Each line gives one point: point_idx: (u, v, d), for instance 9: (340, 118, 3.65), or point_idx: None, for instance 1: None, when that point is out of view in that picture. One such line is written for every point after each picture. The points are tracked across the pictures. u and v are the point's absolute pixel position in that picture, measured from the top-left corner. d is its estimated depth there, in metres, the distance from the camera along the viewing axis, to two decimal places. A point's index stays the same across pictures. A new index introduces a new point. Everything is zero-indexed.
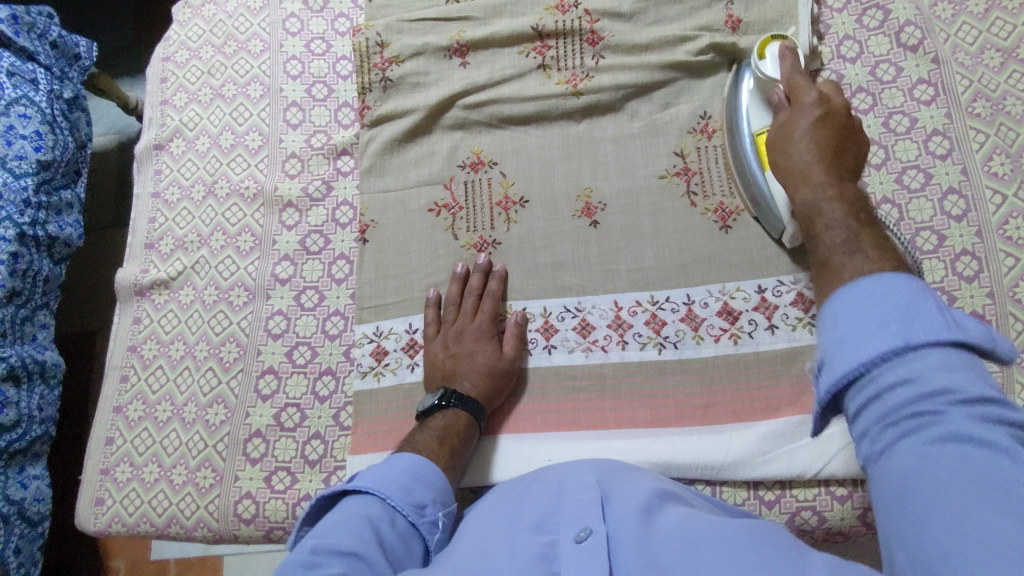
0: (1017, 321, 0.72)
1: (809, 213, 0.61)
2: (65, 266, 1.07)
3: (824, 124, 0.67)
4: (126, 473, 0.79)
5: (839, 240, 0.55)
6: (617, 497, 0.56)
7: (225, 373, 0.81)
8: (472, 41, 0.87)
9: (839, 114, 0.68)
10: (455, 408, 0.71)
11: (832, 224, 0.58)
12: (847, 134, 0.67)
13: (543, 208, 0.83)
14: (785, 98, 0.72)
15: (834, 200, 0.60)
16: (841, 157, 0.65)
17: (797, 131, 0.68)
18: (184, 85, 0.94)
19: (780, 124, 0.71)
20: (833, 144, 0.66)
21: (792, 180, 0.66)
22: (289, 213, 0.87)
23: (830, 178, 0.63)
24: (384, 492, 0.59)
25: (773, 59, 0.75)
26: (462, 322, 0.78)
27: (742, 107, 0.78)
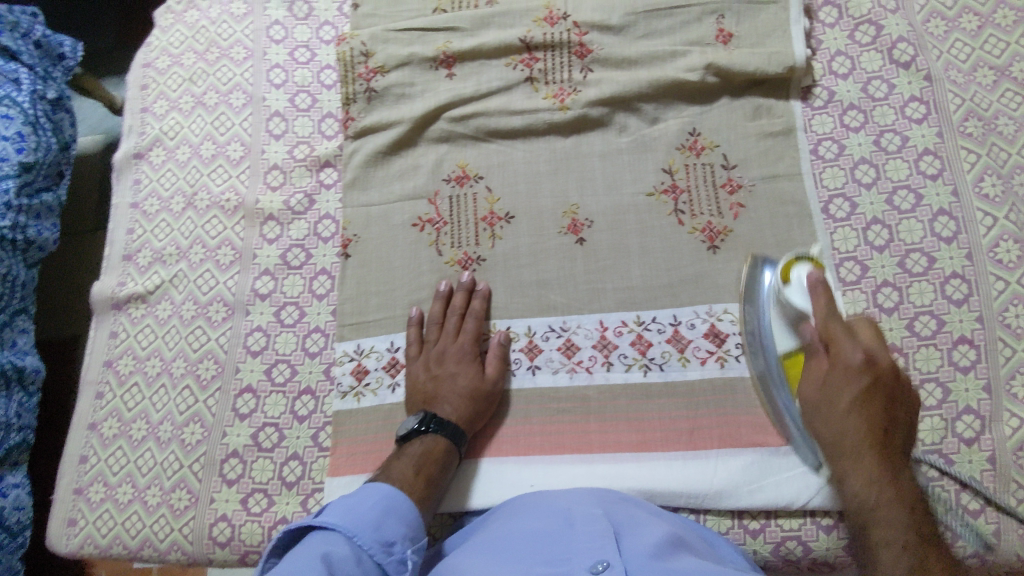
0: (1006, 347, 0.71)
1: (864, 517, 0.60)
2: (36, 271, 1.04)
3: (870, 397, 0.62)
4: (99, 493, 0.78)
5: (902, 567, 0.55)
6: (631, 531, 0.58)
7: (202, 391, 0.80)
8: (459, 53, 0.85)
9: (886, 379, 0.62)
10: (435, 433, 0.70)
11: (891, 542, 0.57)
12: (895, 402, 0.62)
13: (529, 224, 0.81)
14: (821, 343, 0.66)
15: (886, 504, 0.59)
16: (892, 440, 0.62)
17: (840, 404, 0.63)
18: (165, 92, 0.92)
19: (822, 381, 0.65)
20: (882, 420, 0.62)
21: (838, 461, 0.63)
22: (270, 226, 0.85)
23: (885, 471, 0.60)
24: (350, 529, 0.57)
25: (799, 285, 0.69)
26: (444, 343, 0.77)
27: (768, 324, 0.73)
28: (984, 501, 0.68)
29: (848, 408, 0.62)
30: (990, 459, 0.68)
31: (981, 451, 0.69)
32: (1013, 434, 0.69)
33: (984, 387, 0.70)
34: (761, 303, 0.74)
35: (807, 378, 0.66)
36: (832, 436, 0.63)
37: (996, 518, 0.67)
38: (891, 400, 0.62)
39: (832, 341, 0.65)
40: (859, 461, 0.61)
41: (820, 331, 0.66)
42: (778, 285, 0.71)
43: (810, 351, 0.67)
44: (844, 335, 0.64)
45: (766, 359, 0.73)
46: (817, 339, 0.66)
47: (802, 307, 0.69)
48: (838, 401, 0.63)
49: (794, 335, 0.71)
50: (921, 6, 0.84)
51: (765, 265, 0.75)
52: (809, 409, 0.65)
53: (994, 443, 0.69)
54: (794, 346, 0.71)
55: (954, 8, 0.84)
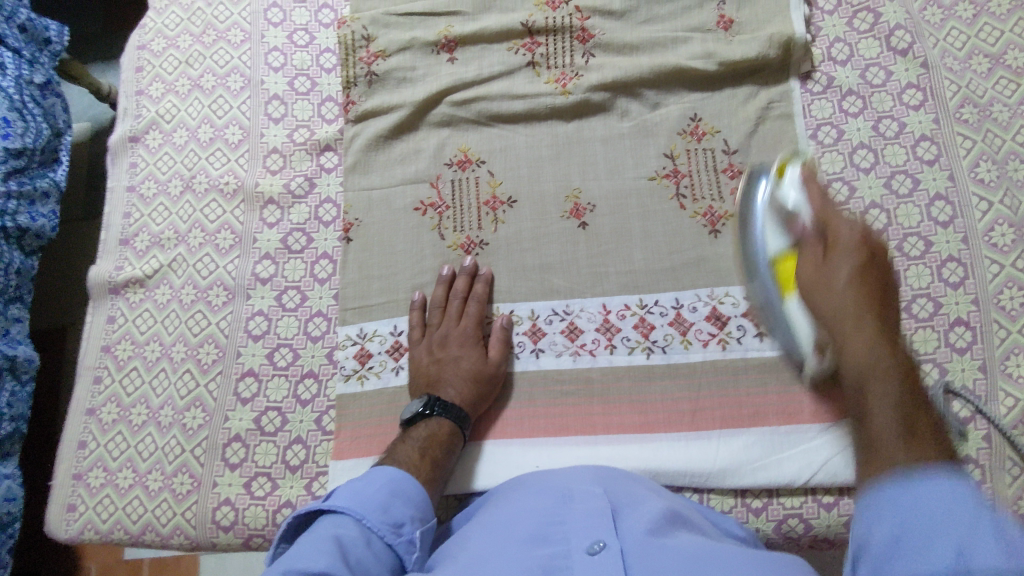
0: (1000, 329, 0.72)
1: (863, 380, 0.55)
2: (35, 259, 1.03)
3: (867, 269, 0.63)
4: (99, 478, 0.77)
5: (891, 420, 0.49)
6: (629, 508, 0.59)
7: (204, 375, 0.79)
8: (461, 37, 0.85)
9: (878, 253, 0.64)
10: (439, 417, 0.70)
11: (892, 398, 0.51)
12: (886, 287, 0.63)
13: (531, 209, 0.81)
14: (814, 230, 0.68)
15: (882, 369, 0.54)
16: (886, 318, 0.60)
17: (838, 280, 0.63)
18: (161, 75, 0.91)
19: (818, 263, 0.65)
20: (878, 294, 0.61)
21: (840, 329, 0.60)
22: (270, 210, 0.84)
23: (883, 338, 0.57)
24: (359, 512, 0.57)
25: (794, 183, 0.72)
26: (447, 327, 0.77)
27: (759, 226, 0.74)
28: (980, 479, 0.69)
29: (849, 278, 0.62)
30: (987, 438, 0.70)
31: (977, 430, 0.70)
32: (1007, 413, 0.70)
33: (979, 367, 0.72)
34: (750, 213, 0.75)
35: (804, 261, 0.67)
36: (826, 310, 0.62)
37: (991, 495, 0.68)
38: (882, 282, 0.63)
39: (827, 221, 0.67)
40: (859, 327, 0.59)
41: (814, 219, 0.69)
42: (773, 183, 0.74)
43: (804, 241, 0.68)
44: (839, 215, 0.67)
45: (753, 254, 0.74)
46: (808, 230, 0.69)
47: (796, 202, 0.70)
48: (836, 276, 0.63)
49: (786, 234, 0.72)
50: None
51: (760, 176, 0.76)
52: (805, 290, 0.65)
53: (990, 423, 0.70)
54: (785, 245, 0.72)
55: None
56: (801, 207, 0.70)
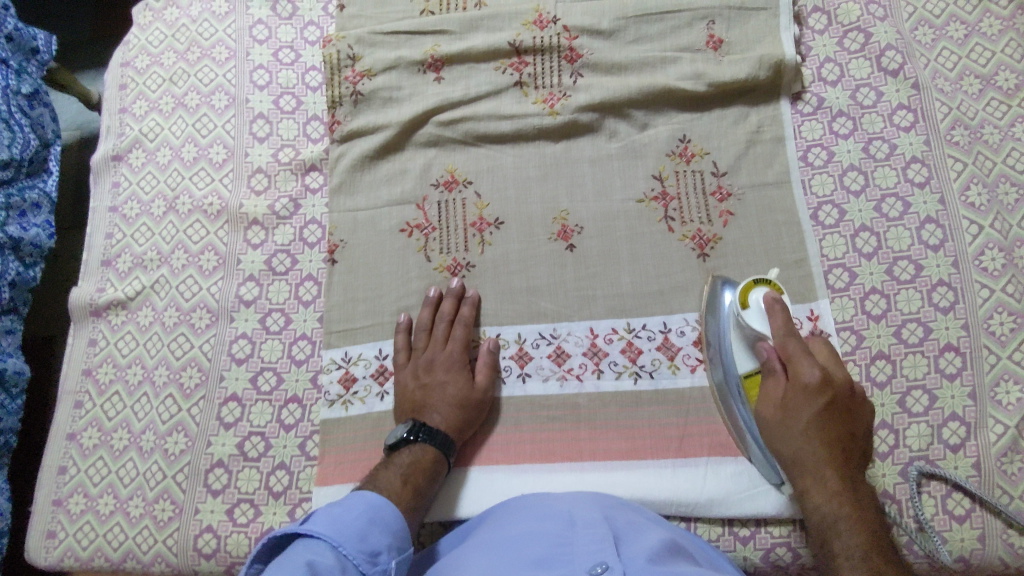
0: (990, 354, 0.72)
1: (824, 528, 0.62)
2: (37, 269, 1.01)
3: (830, 415, 0.66)
4: (79, 505, 0.76)
5: (858, 566, 0.58)
6: (630, 536, 0.58)
7: (186, 400, 0.78)
8: (447, 56, 0.84)
9: (841, 395, 0.67)
10: (423, 443, 0.69)
11: (852, 531, 0.61)
12: (851, 422, 0.66)
13: (518, 230, 0.80)
14: (779, 367, 0.70)
15: (848, 518, 0.61)
16: (849, 456, 0.65)
17: (799, 424, 0.66)
18: (145, 92, 0.90)
19: (781, 401, 0.68)
20: (841, 441, 0.65)
21: (800, 476, 0.65)
22: (254, 231, 0.83)
23: (844, 485, 0.63)
24: (335, 539, 0.56)
25: (757, 310, 0.71)
26: (433, 350, 0.76)
27: (727, 344, 0.73)
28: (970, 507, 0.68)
29: (810, 425, 0.66)
30: (976, 465, 0.69)
31: (968, 458, 0.69)
32: (997, 440, 0.70)
33: (969, 394, 0.71)
34: (718, 323, 0.74)
35: (766, 397, 0.69)
36: (788, 451, 0.67)
37: (981, 524, 0.67)
38: (848, 417, 0.66)
39: (791, 360, 0.69)
40: (821, 477, 0.64)
41: (779, 352, 0.70)
42: (736, 309, 0.72)
43: (768, 372, 0.70)
44: (802, 353, 0.68)
45: (721, 371, 0.73)
46: (772, 360, 0.70)
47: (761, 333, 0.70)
48: (799, 419, 0.66)
49: (752, 356, 0.72)
50: (910, 14, 0.84)
51: (724, 286, 0.75)
52: (766, 427, 0.69)
53: (980, 450, 0.70)
54: (752, 367, 0.72)
55: (941, 16, 0.84)
56: (766, 335, 0.71)
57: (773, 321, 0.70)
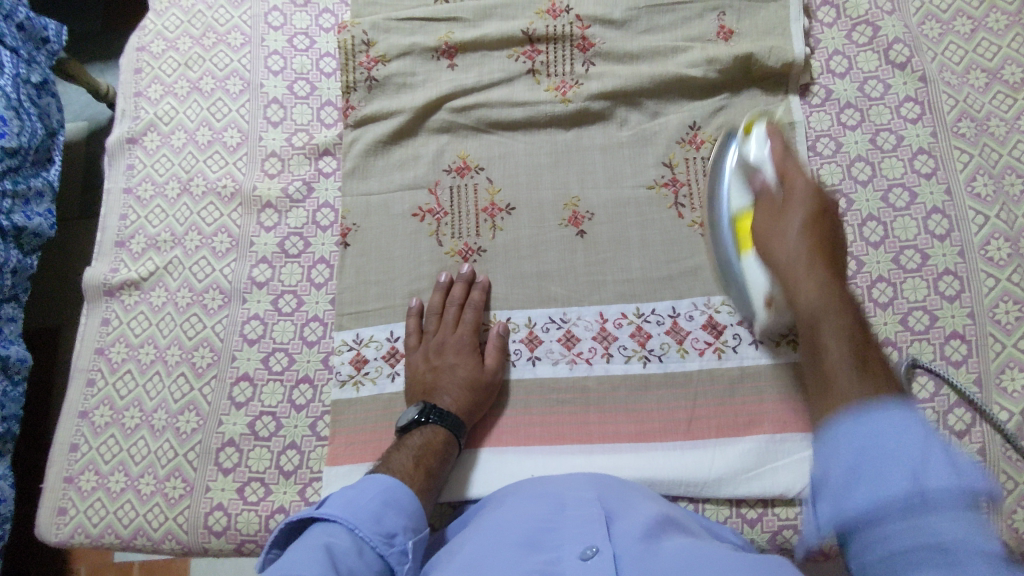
0: (996, 342, 0.73)
1: (818, 360, 0.54)
2: (34, 258, 1.02)
3: (820, 223, 0.65)
4: (91, 482, 0.76)
5: (843, 358, 0.52)
6: (622, 512, 0.58)
7: (198, 379, 0.79)
8: (461, 43, 0.85)
9: (828, 210, 0.66)
10: (435, 424, 0.70)
11: (842, 342, 0.54)
12: (834, 237, 0.65)
13: (529, 216, 0.81)
14: (773, 183, 0.69)
15: (834, 313, 0.57)
16: (835, 266, 0.62)
17: (793, 228, 0.64)
18: (160, 77, 0.90)
19: (773, 211, 0.68)
20: (825, 243, 0.63)
21: (789, 273, 0.62)
22: (268, 214, 0.84)
23: (834, 284, 0.59)
24: (352, 522, 0.57)
25: (758, 140, 0.72)
26: (443, 334, 0.76)
27: (725, 184, 0.75)
28: None
29: (798, 228, 0.64)
30: (981, 451, 0.70)
31: (972, 443, 0.70)
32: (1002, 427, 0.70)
33: (974, 381, 0.72)
34: (718, 171, 0.76)
35: (759, 218, 0.69)
36: (771, 255, 0.65)
37: None
38: (830, 231, 0.65)
39: (785, 175, 0.68)
40: (808, 274, 0.60)
41: (774, 176, 0.69)
42: (739, 142, 0.75)
43: (763, 194, 0.70)
44: (796, 170, 0.68)
45: (717, 201, 0.75)
46: (767, 183, 0.70)
47: (760, 158, 0.71)
48: (786, 224, 0.65)
49: (748, 192, 0.73)
50: (917, 8, 0.86)
51: (729, 137, 0.77)
52: (761, 238, 0.67)
53: (985, 436, 0.70)
54: (748, 203, 0.72)
55: (948, 11, 0.85)
56: (763, 162, 0.71)
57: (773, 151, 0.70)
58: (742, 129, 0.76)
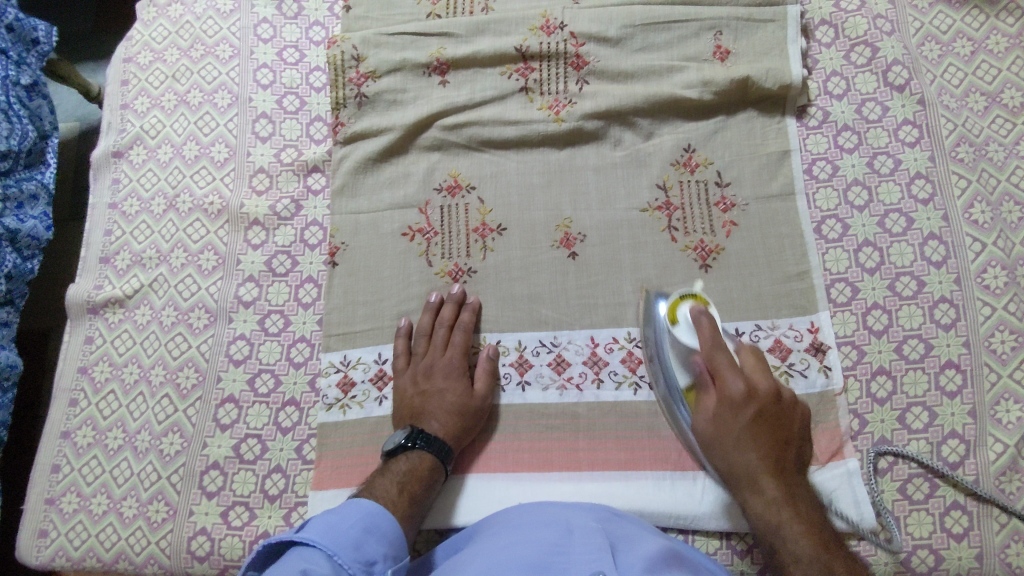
0: (991, 372, 0.72)
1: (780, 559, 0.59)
2: (36, 262, 0.99)
3: (760, 425, 0.62)
4: (72, 504, 0.75)
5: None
6: (627, 547, 0.57)
7: (182, 401, 0.77)
8: (453, 60, 0.84)
9: (770, 402, 0.62)
10: (421, 451, 0.69)
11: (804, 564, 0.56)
12: (782, 427, 0.62)
13: (520, 237, 0.80)
14: (706, 371, 0.66)
15: (791, 533, 0.58)
16: (783, 463, 0.61)
17: (730, 435, 0.62)
18: (147, 89, 0.89)
19: (713, 415, 0.64)
20: (772, 445, 0.61)
21: (741, 486, 0.62)
22: (255, 231, 0.83)
23: (784, 495, 0.60)
24: (332, 548, 0.56)
25: (687, 327, 0.69)
26: (432, 356, 0.75)
27: (664, 359, 0.71)
28: (967, 526, 0.68)
29: (741, 439, 0.62)
30: (975, 483, 0.69)
31: (966, 476, 0.69)
32: (996, 459, 0.70)
33: (969, 412, 0.71)
34: (656, 336, 0.72)
35: (699, 412, 0.66)
36: (721, 463, 0.64)
37: (979, 542, 0.67)
38: (777, 423, 0.62)
39: (718, 372, 0.64)
40: (758, 488, 0.61)
41: (706, 366, 0.66)
42: (667, 325, 0.71)
43: (701, 384, 0.67)
44: (729, 365, 0.64)
45: (658, 370, 0.72)
46: (703, 373, 0.66)
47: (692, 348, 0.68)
48: (731, 434, 0.62)
49: (686, 370, 0.69)
50: (917, 29, 0.84)
51: (658, 297, 0.73)
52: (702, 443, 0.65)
53: (978, 468, 0.69)
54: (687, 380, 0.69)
55: (948, 32, 0.84)
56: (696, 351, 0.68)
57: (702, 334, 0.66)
58: (670, 295, 0.72)
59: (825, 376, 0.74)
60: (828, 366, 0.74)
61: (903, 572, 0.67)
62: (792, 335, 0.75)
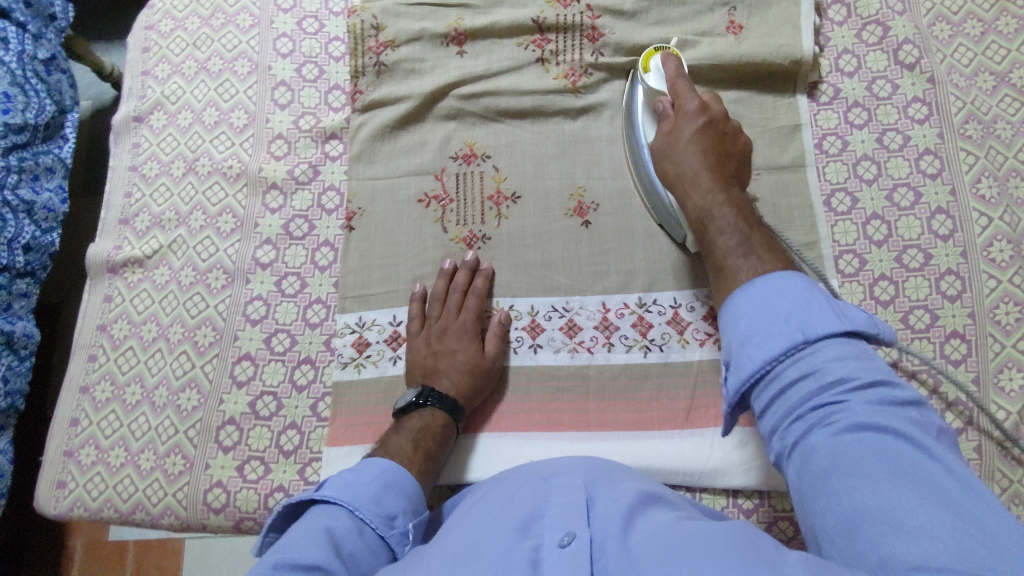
0: (996, 342, 0.73)
1: (700, 226, 0.68)
2: (55, 234, 1.00)
3: (707, 131, 0.72)
4: (90, 456, 0.76)
5: (731, 245, 0.65)
6: (605, 493, 0.55)
7: (199, 357, 0.79)
8: (470, 30, 0.86)
9: (718, 120, 0.73)
10: (433, 408, 0.71)
11: (725, 228, 0.66)
12: (727, 142, 0.72)
13: (534, 205, 0.82)
14: (670, 106, 0.75)
15: (716, 205, 0.68)
16: (724, 168, 0.71)
17: (681, 141, 0.72)
18: (167, 56, 0.90)
19: (669, 133, 0.74)
20: (716, 151, 0.71)
21: (682, 184, 0.71)
22: (273, 195, 0.84)
23: (719, 184, 0.69)
24: (352, 503, 0.58)
25: (657, 74, 0.77)
26: (446, 320, 0.77)
27: (637, 116, 0.80)
28: None
29: (690, 142, 0.71)
30: (977, 449, 0.70)
31: (969, 442, 0.71)
32: (999, 426, 0.71)
33: (973, 380, 0.72)
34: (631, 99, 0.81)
35: (658, 133, 0.75)
36: (670, 170, 0.73)
37: None
38: (722, 137, 0.72)
39: (677, 96, 0.75)
40: (697, 182, 0.70)
41: (671, 98, 0.76)
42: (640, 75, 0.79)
43: (660, 116, 0.76)
44: (688, 89, 0.74)
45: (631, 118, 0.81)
46: (665, 104, 0.76)
47: (659, 88, 0.77)
48: (680, 140, 0.72)
49: (651, 114, 0.78)
50: (928, 9, 0.86)
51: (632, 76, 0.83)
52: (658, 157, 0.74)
53: (981, 435, 0.71)
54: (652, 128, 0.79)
55: (958, 13, 0.85)
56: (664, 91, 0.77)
57: (669, 74, 0.76)
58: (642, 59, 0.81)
59: None
60: None
61: None
62: None
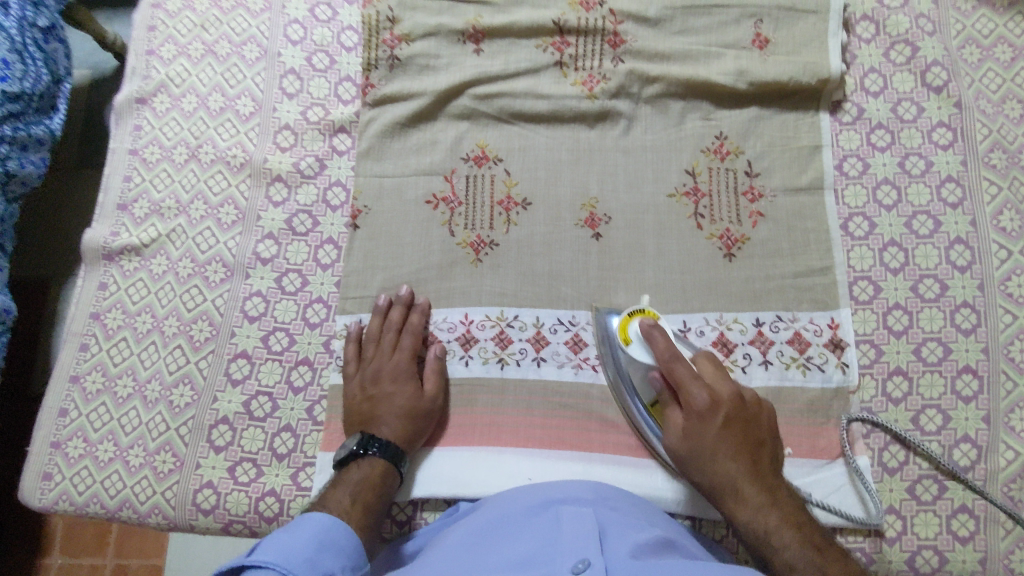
0: (1008, 380, 0.72)
1: (762, 544, 0.60)
2: (17, 207, 0.97)
3: (730, 427, 0.64)
4: (78, 449, 0.75)
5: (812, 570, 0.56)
6: (617, 529, 0.53)
7: (194, 353, 0.77)
8: (489, 29, 0.83)
9: (735, 408, 0.65)
10: (374, 457, 0.67)
11: (797, 554, 0.58)
12: (751, 426, 0.65)
13: (545, 212, 0.79)
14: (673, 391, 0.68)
15: (774, 523, 0.60)
16: (761, 465, 0.63)
17: (705, 445, 0.64)
18: (174, 36, 0.87)
19: (683, 430, 0.66)
20: (746, 446, 0.63)
21: (724, 492, 0.63)
22: (277, 188, 0.82)
23: (764, 493, 0.62)
24: (286, 566, 0.50)
25: (640, 342, 0.70)
26: (380, 361, 0.73)
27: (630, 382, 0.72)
28: (973, 530, 0.68)
29: (716, 447, 0.63)
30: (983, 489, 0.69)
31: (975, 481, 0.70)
32: (1006, 466, 0.70)
33: (983, 418, 0.71)
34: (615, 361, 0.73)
35: (669, 426, 0.67)
36: (700, 477, 0.65)
37: (983, 547, 0.67)
38: (746, 425, 0.64)
39: (680, 384, 0.67)
40: (741, 497, 0.62)
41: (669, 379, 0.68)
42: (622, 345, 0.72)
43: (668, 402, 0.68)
44: (689, 376, 0.66)
45: (627, 393, 0.72)
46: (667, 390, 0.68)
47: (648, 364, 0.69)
48: (706, 443, 0.64)
49: (649, 387, 0.70)
50: (958, 31, 0.84)
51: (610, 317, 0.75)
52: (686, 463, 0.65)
53: (987, 474, 0.70)
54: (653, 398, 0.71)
55: (989, 37, 0.83)
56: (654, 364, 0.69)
57: (658, 347, 0.68)
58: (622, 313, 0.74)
59: (841, 372, 0.73)
60: (846, 363, 0.74)
61: (907, 572, 0.67)
62: (812, 329, 0.75)
